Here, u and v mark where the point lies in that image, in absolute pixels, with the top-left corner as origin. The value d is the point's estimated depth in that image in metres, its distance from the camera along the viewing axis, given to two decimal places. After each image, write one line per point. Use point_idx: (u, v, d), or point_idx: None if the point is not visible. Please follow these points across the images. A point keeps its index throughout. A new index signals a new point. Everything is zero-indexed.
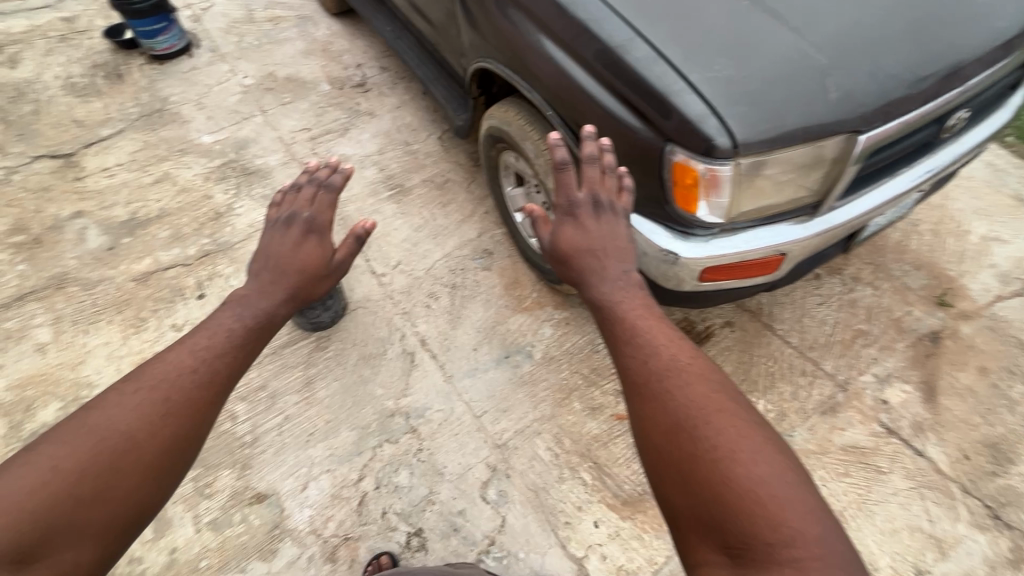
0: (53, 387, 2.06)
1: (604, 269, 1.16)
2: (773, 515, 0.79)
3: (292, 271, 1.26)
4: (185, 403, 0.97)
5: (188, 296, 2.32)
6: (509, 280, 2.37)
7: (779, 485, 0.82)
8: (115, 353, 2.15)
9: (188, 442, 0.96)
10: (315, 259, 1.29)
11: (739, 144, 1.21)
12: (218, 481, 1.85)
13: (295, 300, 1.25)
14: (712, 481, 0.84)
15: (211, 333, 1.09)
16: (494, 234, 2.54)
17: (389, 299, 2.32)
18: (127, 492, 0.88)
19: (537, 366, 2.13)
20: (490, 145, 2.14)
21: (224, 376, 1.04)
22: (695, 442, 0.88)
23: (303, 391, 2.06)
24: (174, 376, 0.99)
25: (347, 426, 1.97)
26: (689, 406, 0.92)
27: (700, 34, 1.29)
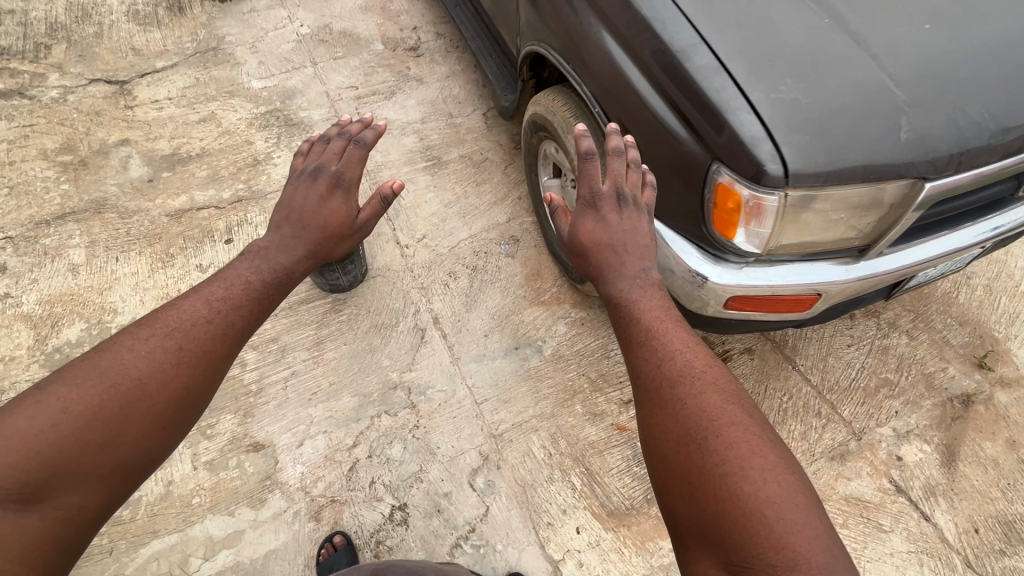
0: (80, 307, 2.13)
1: (623, 266, 1.18)
2: (779, 537, 0.81)
3: (311, 231, 1.30)
4: (198, 354, 1.03)
5: (217, 239, 2.36)
6: (531, 271, 2.34)
7: (786, 508, 0.84)
8: (140, 285, 2.21)
9: (196, 393, 1.01)
10: (337, 218, 1.32)
11: (791, 175, 1.13)
12: (221, 424, 1.90)
13: (313, 260, 1.30)
14: (717, 497, 0.86)
15: (229, 284, 1.16)
16: (523, 221, 2.50)
17: (409, 272, 2.32)
18: (133, 440, 0.94)
19: (544, 362, 2.10)
20: (532, 133, 2.08)
21: (236, 329, 1.10)
22: (702, 456, 0.90)
23: (313, 350, 2.09)
24: (188, 327, 1.04)
25: (350, 391, 2.00)
26: (699, 415, 0.95)
27: (771, 50, 1.20)
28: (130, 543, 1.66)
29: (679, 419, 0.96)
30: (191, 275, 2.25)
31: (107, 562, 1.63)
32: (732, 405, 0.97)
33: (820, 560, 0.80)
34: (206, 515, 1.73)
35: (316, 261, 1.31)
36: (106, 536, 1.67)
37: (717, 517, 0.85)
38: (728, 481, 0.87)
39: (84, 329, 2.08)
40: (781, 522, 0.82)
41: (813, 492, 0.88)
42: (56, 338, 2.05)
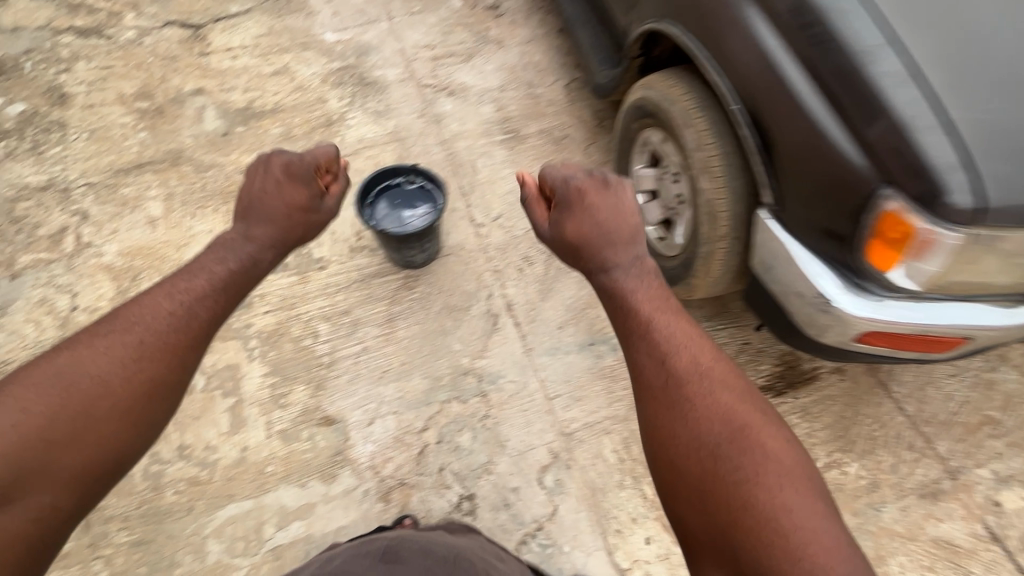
0: (158, 262, 2.13)
1: (616, 259, 1.33)
2: (792, 544, 0.95)
3: (275, 215, 1.44)
4: (159, 349, 1.16)
5: None
6: None
7: (798, 517, 0.97)
8: None
9: (160, 386, 1.15)
10: (301, 202, 1.48)
11: (985, 209, 1.00)
12: (294, 394, 1.91)
13: (276, 247, 1.45)
14: (736, 506, 1.00)
15: (191, 279, 1.29)
16: None
17: (482, 253, 2.23)
18: (107, 430, 1.08)
19: (620, 362, 2.02)
20: (634, 117, 1.92)
21: (197, 323, 1.23)
22: (718, 467, 1.05)
23: (384, 327, 2.05)
24: (150, 323, 1.18)
25: (420, 373, 1.97)
26: (713, 423, 1.09)
27: (974, 61, 1.05)
28: (208, 504, 1.70)
29: (690, 425, 1.10)
30: None
31: (187, 521, 1.67)
32: (740, 413, 1.10)
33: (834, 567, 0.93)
34: (280, 484, 1.75)
35: (289, 241, 1.49)
36: (186, 495, 1.71)
37: (735, 525, 0.99)
38: (744, 492, 1.01)
39: None
40: (793, 530, 0.96)
41: (825, 500, 1.02)
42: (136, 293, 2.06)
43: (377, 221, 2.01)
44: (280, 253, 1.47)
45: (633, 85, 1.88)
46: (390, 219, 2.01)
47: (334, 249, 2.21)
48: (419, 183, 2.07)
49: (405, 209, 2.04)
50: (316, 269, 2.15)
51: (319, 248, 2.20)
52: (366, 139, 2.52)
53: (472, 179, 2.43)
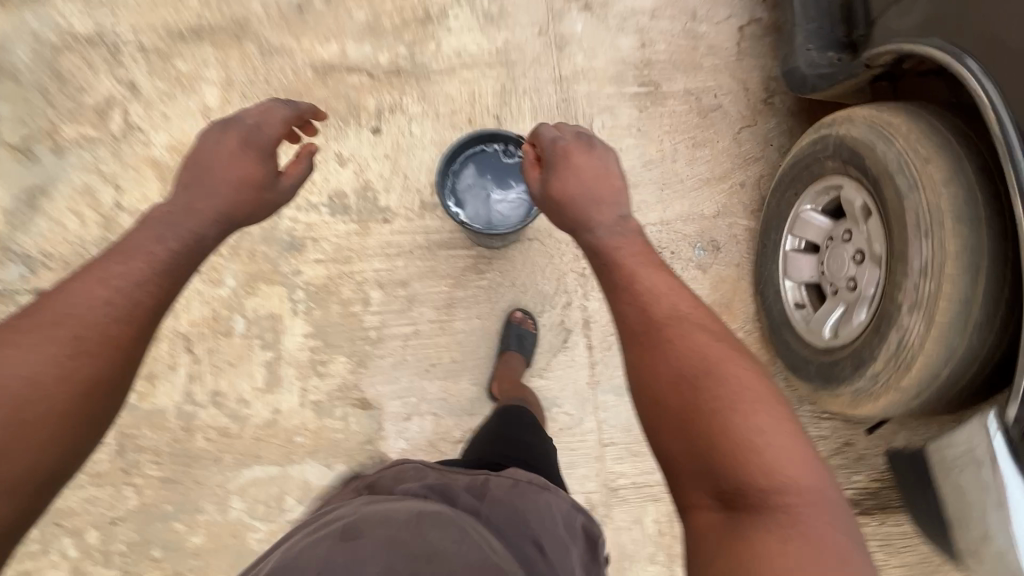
0: None
1: (599, 215, 1.14)
2: (774, 475, 0.81)
3: (224, 188, 1.17)
4: (101, 339, 0.92)
5: (363, 123, 1.92)
6: (719, 300, 1.84)
7: (779, 448, 0.83)
8: None
9: (107, 383, 0.92)
10: (252, 175, 1.20)
11: None
12: (333, 364, 1.76)
13: (227, 220, 1.18)
14: (718, 444, 0.84)
15: (130, 256, 1.01)
16: (734, 224, 1.89)
17: (572, 248, 1.83)
18: (31, 448, 0.84)
19: None
20: (838, 158, 1.33)
21: (146, 306, 0.98)
22: (693, 404, 0.88)
23: (441, 312, 1.80)
24: (84, 314, 0.92)
25: (469, 376, 1.77)
26: (694, 353, 0.92)
27: None
28: (234, 460, 1.67)
29: (669, 361, 0.92)
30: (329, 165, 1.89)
31: (213, 471, 1.66)
32: (716, 342, 0.94)
33: (808, 482, 0.82)
34: (305, 458, 1.69)
35: (241, 222, 1.22)
36: (215, 445, 1.68)
37: (720, 462, 0.83)
38: (725, 429, 0.84)
39: None
40: (779, 465, 0.81)
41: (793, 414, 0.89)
42: None
43: (458, 197, 1.65)
44: (229, 229, 1.21)
45: (865, 110, 1.29)
46: (476, 201, 1.65)
47: (404, 200, 1.88)
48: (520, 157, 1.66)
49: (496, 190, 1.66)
50: (379, 221, 1.85)
51: (387, 195, 1.87)
52: (466, 54, 1.98)
53: None
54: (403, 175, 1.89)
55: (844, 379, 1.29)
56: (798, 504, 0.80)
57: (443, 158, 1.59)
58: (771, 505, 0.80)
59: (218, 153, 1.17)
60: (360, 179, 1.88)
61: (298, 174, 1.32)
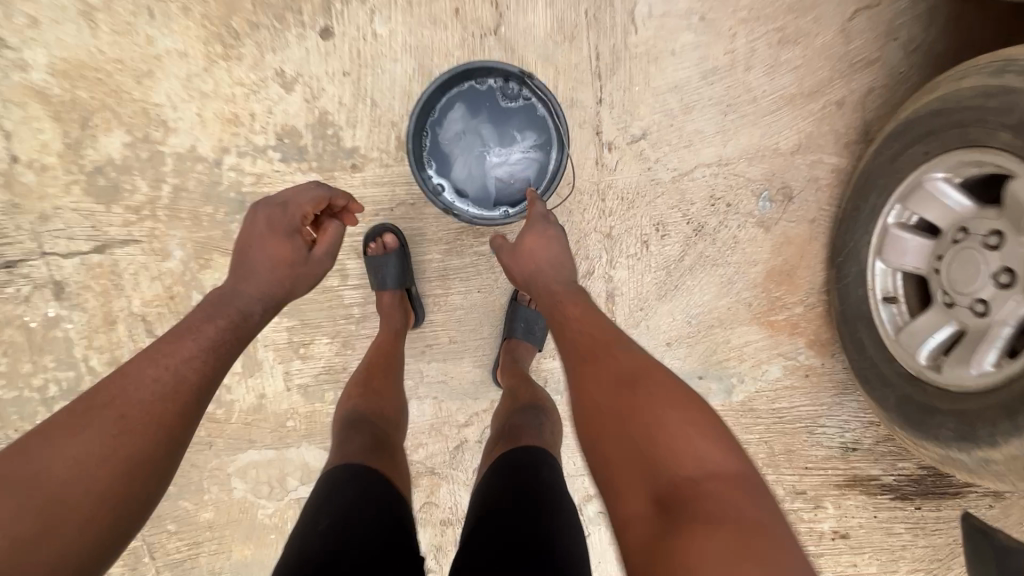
0: (115, 101, 1.41)
1: (558, 265, 1.18)
2: (697, 464, 0.77)
3: (267, 270, 1.10)
4: (149, 419, 0.85)
5: (307, 23, 1.37)
6: (779, 266, 1.46)
7: (700, 445, 0.79)
8: (194, 83, 1.40)
9: (154, 461, 0.84)
10: (288, 255, 1.12)
11: None
12: (315, 346, 1.53)
13: (274, 301, 1.11)
14: (640, 444, 0.81)
15: (178, 334, 0.95)
16: (815, 162, 1.41)
17: (597, 200, 1.44)
18: (74, 534, 0.76)
19: (726, 410, 1.54)
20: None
21: (195, 385, 0.90)
22: (614, 410, 0.86)
23: (434, 284, 1.50)
24: (132, 394, 0.85)
25: (472, 358, 1.53)
26: (618, 363, 0.92)
27: None
28: (227, 444, 1.58)
29: (612, 364, 0.92)
30: (269, 90, 1.40)
31: (208, 455, 1.58)
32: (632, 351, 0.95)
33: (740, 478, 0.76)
34: (301, 442, 1.58)
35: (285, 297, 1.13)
36: (204, 429, 1.57)
37: (646, 468, 0.79)
38: (645, 435, 0.81)
39: (126, 143, 1.42)
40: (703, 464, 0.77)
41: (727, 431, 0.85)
42: (93, 150, 1.42)
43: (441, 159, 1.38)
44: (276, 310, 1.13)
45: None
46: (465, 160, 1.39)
47: (376, 138, 1.42)
48: (529, 102, 1.40)
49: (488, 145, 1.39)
50: (346, 169, 1.43)
51: (353, 132, 1.42)
52: None
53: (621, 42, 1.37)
54: (371, 102, 1.41)
55: (981, 444, 1.04)
56: (728, 493, 0.74)
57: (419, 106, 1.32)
58: (705, 498, 0.73)
59: (250, 240, 1.11)
60: (314, 110, 1.41)
61: (329, 240, 1.20)
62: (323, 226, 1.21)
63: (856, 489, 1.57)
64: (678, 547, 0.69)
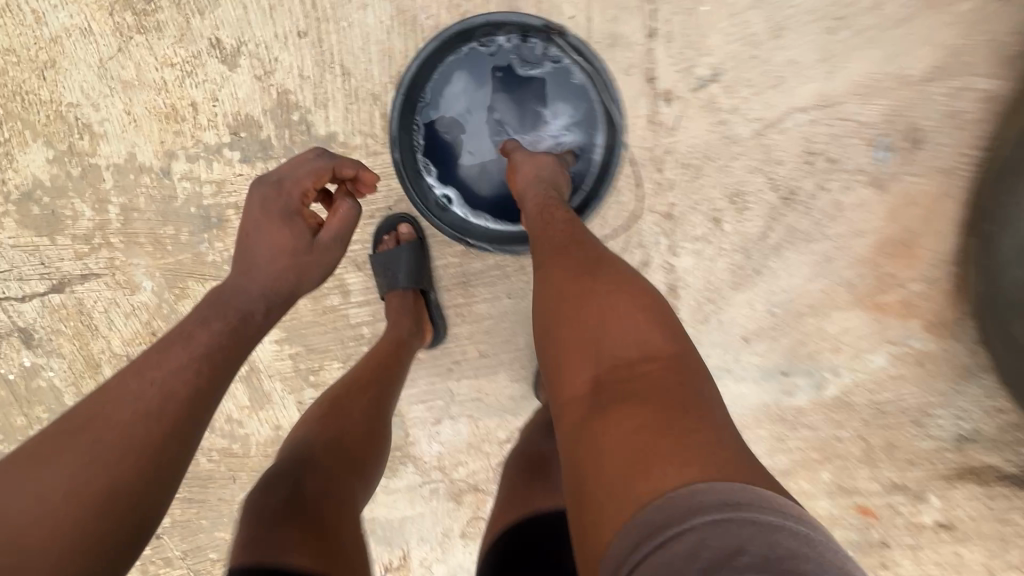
0: (23, 104, 1.10)
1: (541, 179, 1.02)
2: (633, 351, 0.73)
3: (266, 259, 0.81)
4: (123, 450, 0.63)
5: None
6: (895, 235, 1.12)
7: (643, 336, 0.74)
8: (111, 70, 1.07)
9: (133, 505, 0.61)
10: (286, 242, 0.82)
11: None
12: (325, 372, 1.31)
13: (282, 295, 0.81)
14: (584, 333, 0.77)
15: (165, 342, 0.72)
16: (952, 90, 1.03)
17: (652, 171, 1.10)
18: None
19: (816, 406, 1.29)
20: None
21: (183, 406, 0.67)
22: (561, 301, 0.81)
23: (454, 293, 1.23)
24: (105, 417, 0.64)
25: (508, 371, 1.30)
26: (575, 260, 0.87)
27: None
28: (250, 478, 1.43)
29: (572, 286, 0.81)
30: (209, 68, 1.07)
31: (233, 490, 1.45)
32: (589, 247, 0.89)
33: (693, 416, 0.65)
34: None
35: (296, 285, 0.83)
36: (223, 465, 1.43)
37: (586, 356, 0.75)
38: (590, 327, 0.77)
39: (49, 157, 1.13)
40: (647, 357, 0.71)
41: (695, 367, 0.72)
42: (15, 171, 1.15)
43: (446, 147, 1.13)
44: (286, 309, 0.83)
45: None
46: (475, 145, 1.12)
47: (356, 119, 1.08)
48: (563, 66, 1.08)
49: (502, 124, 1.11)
50: None
51: (324, 114, 1.08)
52: None
53: None
54: (342, 71, 1.06)
55: None
56: (671, 417, 0.64)
57: (402, 86, 1.05)
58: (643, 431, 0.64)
59: (243, 226, 0.83)
60: (270, 90, 1.07)
61: (337, 223, 0.88)
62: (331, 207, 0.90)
63: (971, 481, 1.34)
64: (601, 429, 0.67)
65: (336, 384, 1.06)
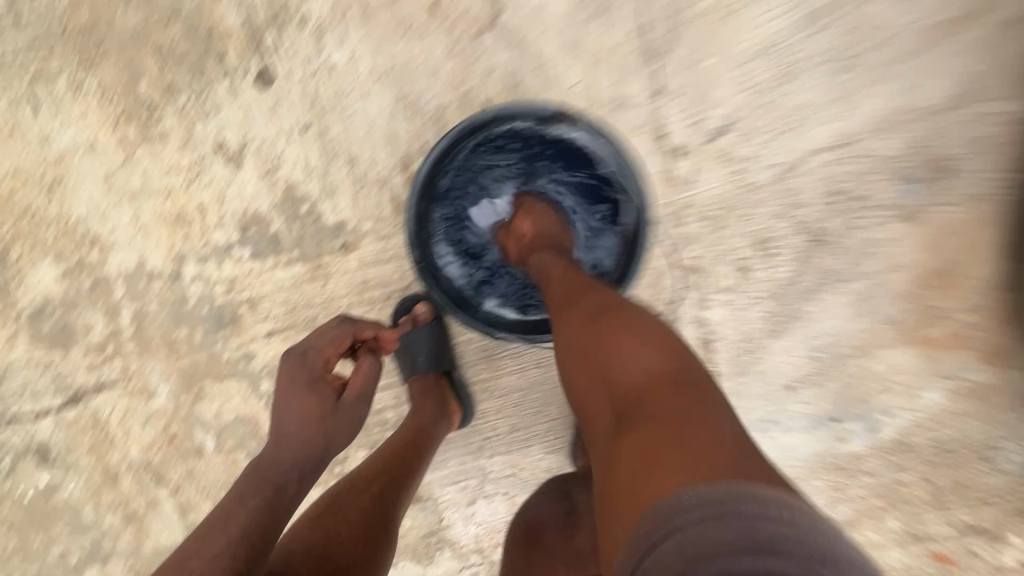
0: (29, 223, 1.09)
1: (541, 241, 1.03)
2: (633, 369, 0.69)
3: (294, 428, 0.77)
4: None
5: (239, 70, 1.01)
6: (935, 265, 1.07)
7: (641, 357, 0.70)
8: (117, 180, 1.07)
9: None
10: (314, 410, 0.78)
11: None
12: (352, 461, 1.25)
13: (313, 458, 0.76)
14: (587, 368, 0.75)
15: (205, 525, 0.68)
16: (974, 115, 0.99)
17: (672, 226, 1.06)
18: None
19: (873, 451, 1.21)
20: None
21: None
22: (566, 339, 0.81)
23: (479, 368, 1.18)
24: None
25: (541, 443, 1.23)
26: (571, 296, 0.86)
27: None
28: None
29: (573, 331, 0.80)
30: (214, 170, 1.06)
31: None
32: (589, 281, 0.89)
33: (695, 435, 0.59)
34: None
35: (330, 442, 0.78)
36: None
37: (592, 383, 0.73)
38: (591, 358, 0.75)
39: (59, 272, 1.12)
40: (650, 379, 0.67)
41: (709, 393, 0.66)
42: (25, 290, 1.13)
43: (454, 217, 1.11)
44: (317, 475, 0.77)
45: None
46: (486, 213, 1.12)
47: (365, 205, 1.07)
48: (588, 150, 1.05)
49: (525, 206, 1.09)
50: (336, 253, 1.09)
51: (333, 203, 1.07)
52: None
53: None
54: (347, 159, 1.05)
55: None
56: (667, 440, 0.59)
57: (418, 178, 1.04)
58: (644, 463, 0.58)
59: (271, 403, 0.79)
60: (277, 185, 1.06)
61: (363, 379, 0.85)
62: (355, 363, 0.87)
63: None
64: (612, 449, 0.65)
65: (342, 477, 0.94)
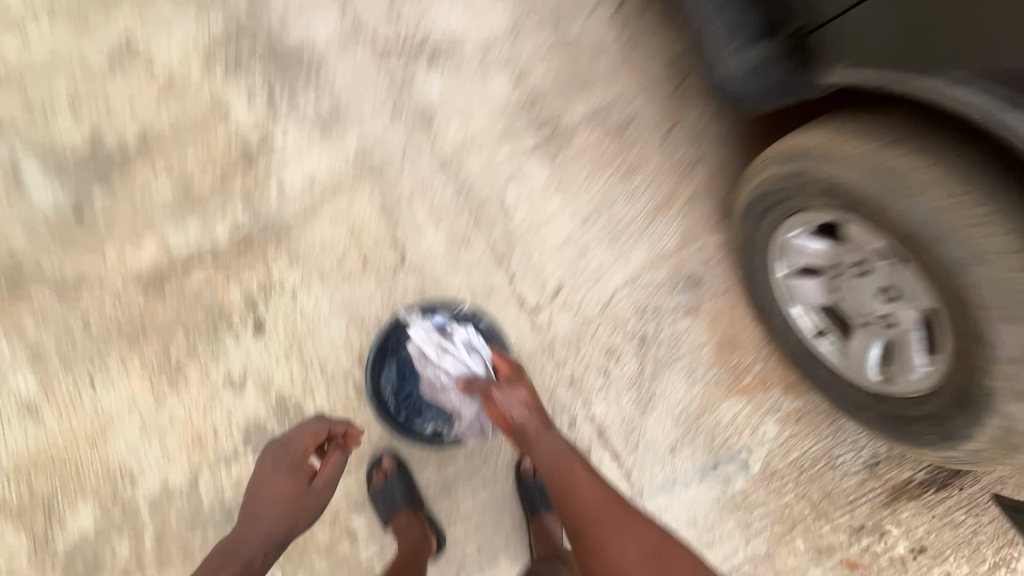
0: (75, 475, 1.42)
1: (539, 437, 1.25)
2: None
3: (270, 512, 1.17)
4: None
5: (239, 326, 1.51)
6: (724, 337, 1.62)
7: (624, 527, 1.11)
8: (148, 425, 1.45)
9: None
10: (288, 490, 1.20)
11: None
12: None
13: (276, 542, 1.16)
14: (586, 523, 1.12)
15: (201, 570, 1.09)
16: (702, 246, 1.64)
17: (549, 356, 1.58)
18: None
19: (754, 484, 1.58)
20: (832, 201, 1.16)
21: None
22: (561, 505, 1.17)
23: (443, 501, 1.50)
24: None
25: (507, 554, 1.50)
26: (577, 488, 1.17)
27: None
28: None
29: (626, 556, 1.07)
30: (222, 397, 1.48)
31: None
32: (619, 505, 1.15)
33: None
34: None
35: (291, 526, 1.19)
36: None
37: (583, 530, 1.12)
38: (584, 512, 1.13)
39: (97, 509, 1.42)
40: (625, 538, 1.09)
41: None
42: (63, 533, 1.40)
43: (399, 355, 1.52)
44: (279, 550, 1.18)
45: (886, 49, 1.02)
46: (427, 347, 1.47)
47: (336, 394, 1.51)
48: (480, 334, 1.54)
49: (465, 354, 1.44)
50: None
51: (313, 399, 1.50)
52: (318, 177, 1.59)
53: (506, 226, 1.61)
54: (319, 366, 1.51)
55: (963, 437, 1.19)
56: None
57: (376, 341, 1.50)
58: None
59: (260, 478, 1.23)
60: (271, 396, 1.49)
61: (327, 471, 1.25)
62: (325, 456, 1.27)
63: (905, 498, 1.59)
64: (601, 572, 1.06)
65: None
